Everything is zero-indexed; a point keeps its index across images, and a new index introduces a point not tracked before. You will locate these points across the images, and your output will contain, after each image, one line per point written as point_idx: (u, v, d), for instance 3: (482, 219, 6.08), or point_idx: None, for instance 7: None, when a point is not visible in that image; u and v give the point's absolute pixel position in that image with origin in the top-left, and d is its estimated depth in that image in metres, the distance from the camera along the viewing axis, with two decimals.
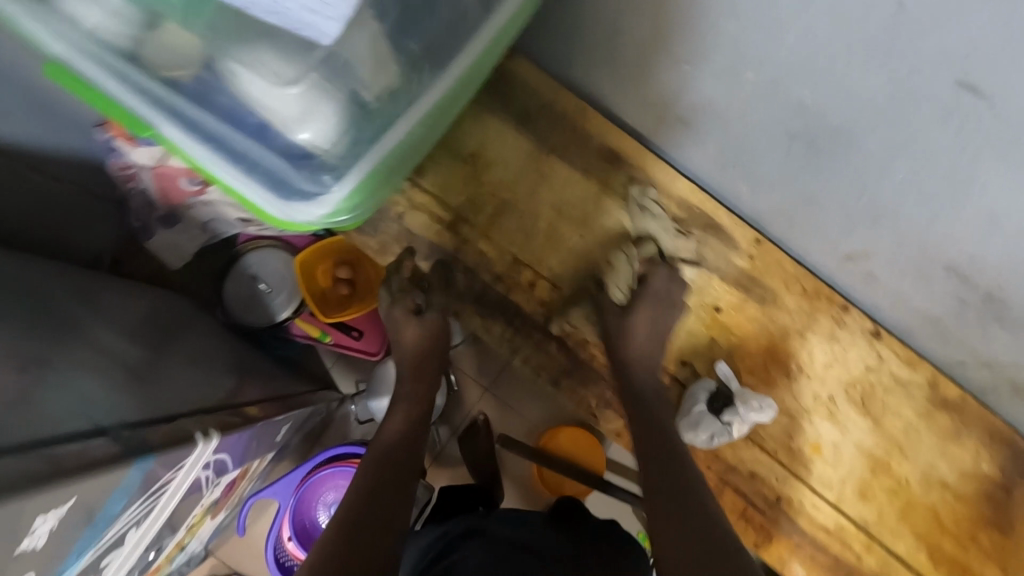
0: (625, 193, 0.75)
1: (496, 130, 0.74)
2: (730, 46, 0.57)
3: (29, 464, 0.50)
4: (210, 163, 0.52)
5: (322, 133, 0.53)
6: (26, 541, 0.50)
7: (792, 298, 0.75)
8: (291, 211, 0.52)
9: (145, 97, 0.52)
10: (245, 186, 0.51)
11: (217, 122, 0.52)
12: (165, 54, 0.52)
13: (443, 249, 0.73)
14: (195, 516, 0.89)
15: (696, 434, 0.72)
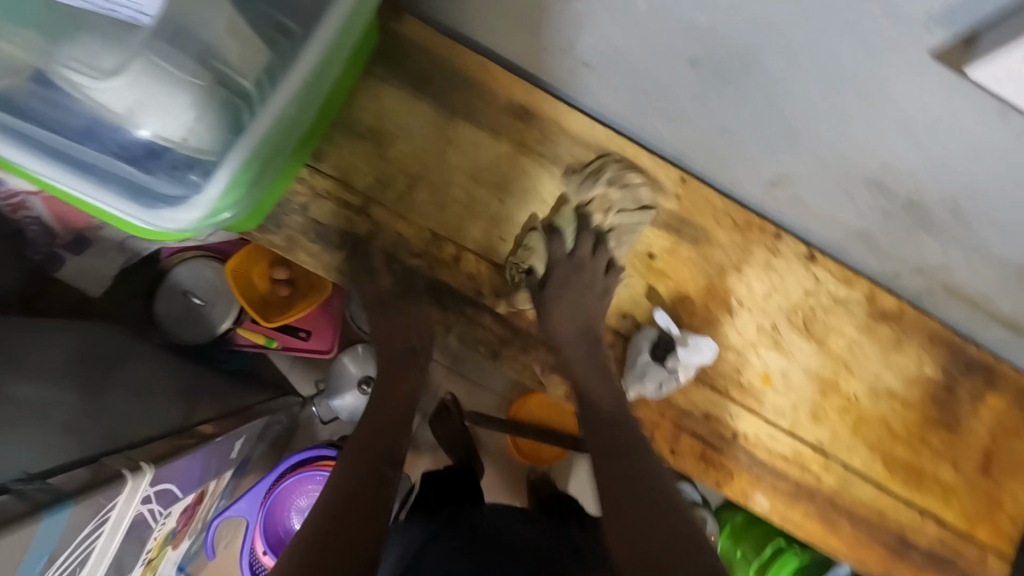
0: (542, 149, 0.71)
1: (394, 101, 0.69)
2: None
3: None
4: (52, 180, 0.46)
5: (182, 130, 0.45)
6: None
7: (724, 233, 0.74)
8: (157, 220, 0.47)
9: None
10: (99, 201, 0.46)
11: (43, 132, 0.46)
12: None
13: (355, 234, 0.68)
14: (151, 550, 0.84)
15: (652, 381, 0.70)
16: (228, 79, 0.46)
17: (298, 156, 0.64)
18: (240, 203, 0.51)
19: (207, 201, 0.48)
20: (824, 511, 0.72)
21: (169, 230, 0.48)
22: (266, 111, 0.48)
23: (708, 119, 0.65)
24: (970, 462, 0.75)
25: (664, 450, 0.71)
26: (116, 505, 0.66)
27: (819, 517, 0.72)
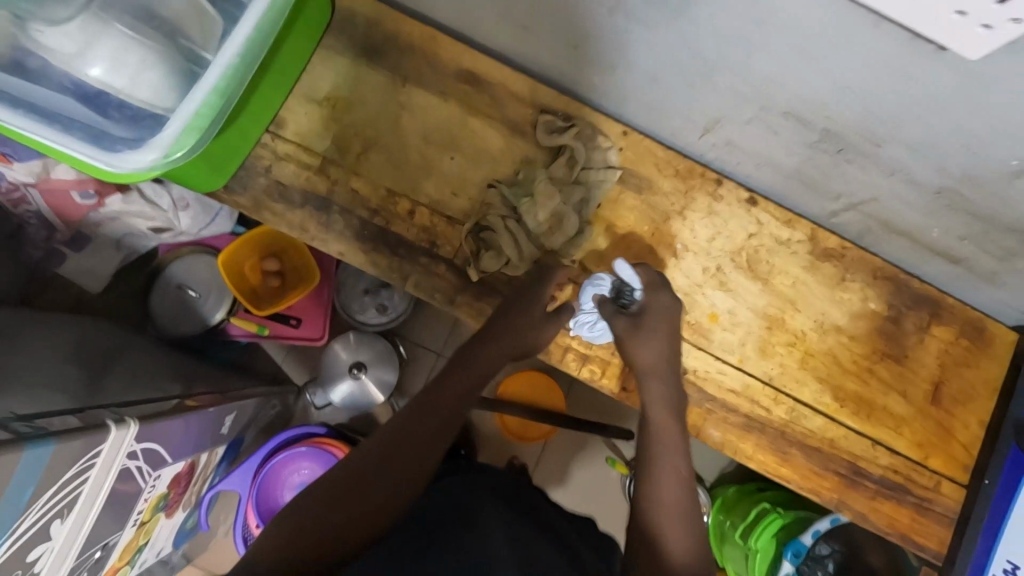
0: (489, 109, 0.76)
1: (347, 70, 0.74)
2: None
3: None
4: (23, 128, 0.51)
5: (131, 84, 0.53)
6: None
7: (667, 181, 0.77)
8: (118, 160, 0.51)
9: None
10: (66, 144, 0.51)
11: (22, 84, 0.54)
12: None
13: (316, 192, 0.73)
14: (143, 513, 0.89)
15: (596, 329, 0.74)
16: (192, 52, 0.55)
17: (255, 119, 0.69)
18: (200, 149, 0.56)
19: (165, 143, 0.52)
20: (774, 442, 0.75)
21: (131, 171, 0.52)
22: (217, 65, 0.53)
23: (635, 66, 0.69)
24: (919, 392, 0.77)
25: (615, 385, 0.75)
26: (101, 454, 0.71)
27: (769, 448, 0.75)
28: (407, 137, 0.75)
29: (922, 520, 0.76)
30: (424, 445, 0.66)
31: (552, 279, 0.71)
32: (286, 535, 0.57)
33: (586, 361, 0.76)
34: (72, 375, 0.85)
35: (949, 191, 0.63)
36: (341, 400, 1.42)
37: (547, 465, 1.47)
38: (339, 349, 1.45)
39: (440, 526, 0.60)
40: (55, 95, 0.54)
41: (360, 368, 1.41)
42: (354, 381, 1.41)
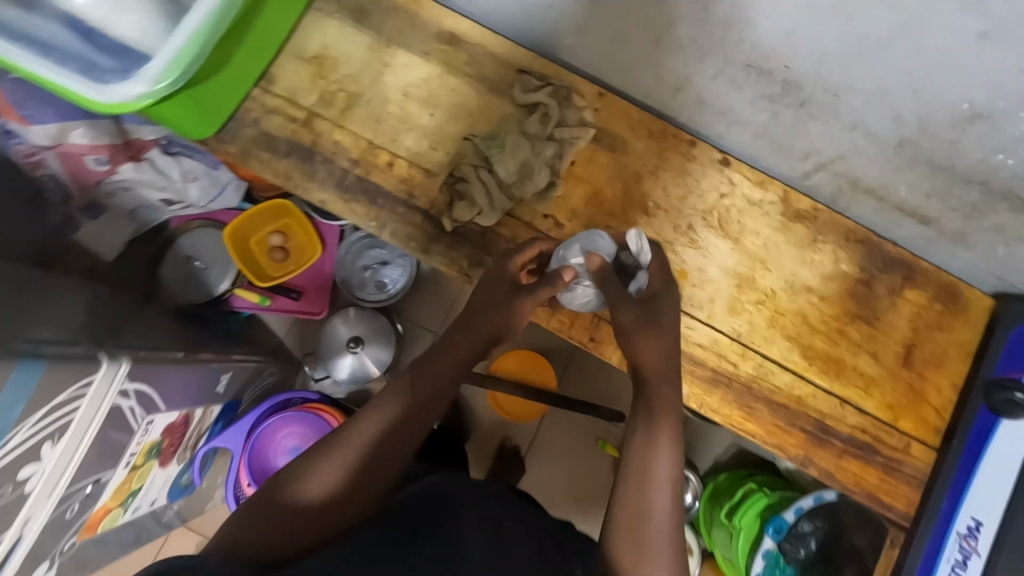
0: (468, 69, 0.79)
1: (334, 30, 0.79)
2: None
3: None
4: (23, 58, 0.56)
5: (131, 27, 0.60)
6: None
7: (639, 141, 0.80)
8: (107, 90, 0.56)
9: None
10: (61, 73, 0.56)
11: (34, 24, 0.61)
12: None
13: (301, 143, 0.77)
14: (136, 457, 0.93)
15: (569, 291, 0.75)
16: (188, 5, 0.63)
17: (245, 72, 0.74)
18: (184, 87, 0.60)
19: (150, 75, 0.57)
20: (741, 397, 0.76)
21: (118, 101, 0.57)
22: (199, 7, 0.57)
23: (604, 24, 0.71)
24: (890, 353, 0.77)
25: (583, 336, 0.78)
26: (92, 385, 0.75)
27: (736, 403, 0.76)
28: (389, 94, 0.79)
29: (892, 479, 0.76)
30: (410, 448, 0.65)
31: (534, 248, 0.73)
32: (268, 536, 0.57)
33: (556, 312, 0.78)
34: (104, 297, 0.92)
35: (909, 142, 0.64)
36: (342, 375, 1.45)
37: (541, 445, 1.49)
38: (339, 325, 1.48)
39: (429, 514, 0.57)
40: (54, 30, 0.60)
41: (357, 343, 1.44)
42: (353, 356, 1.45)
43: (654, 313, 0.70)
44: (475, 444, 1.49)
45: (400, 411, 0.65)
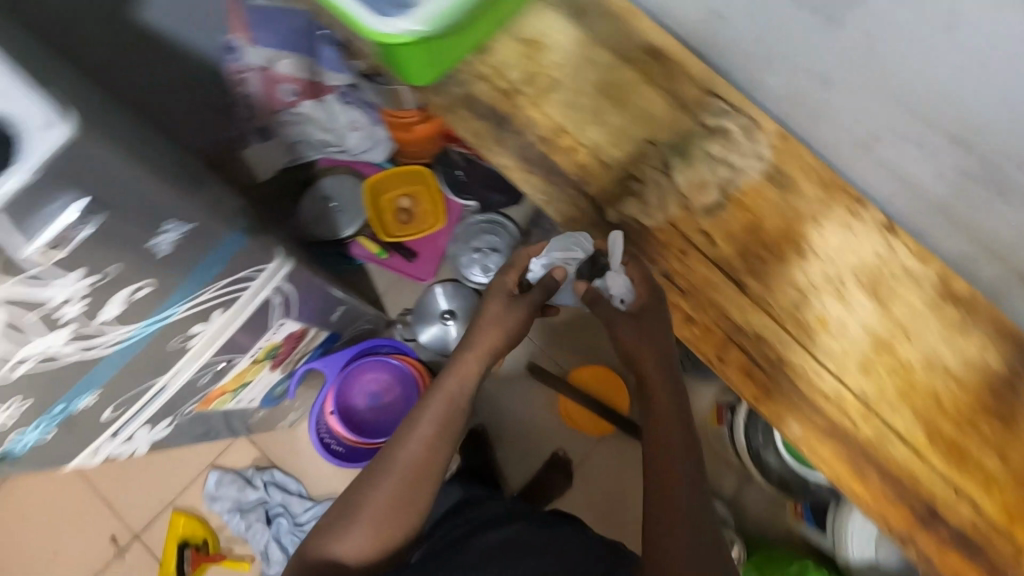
0: (663, 81, 0.84)
1: (551, 19, 0.86)
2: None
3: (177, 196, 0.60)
4: None
5: None
6: (158, 238, 0.60)
7: (810, 186, 0.81)
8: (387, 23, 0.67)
9: None
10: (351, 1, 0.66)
11: None
12: None
13: (500, 111, 0.84)
14: (259, 351, 1.01)
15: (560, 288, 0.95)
16: None
17: (473, 37, 0.82)
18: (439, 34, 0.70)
19: (422, 16, 0.68)
20: (854, 456, 0.76)
21: (390, 34, 0.67)
22: None
23: (812, 67, 0.74)
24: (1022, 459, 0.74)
25: (711, 353, 0.80)
26: (264, 271, 0.83)
27: (846, 460, 0.76)
28: (586, 87, 0.85)
29: None
30: (425, 476, 0.82)
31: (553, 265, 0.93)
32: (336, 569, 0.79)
33: (691, 322, 0.80)
34: None
35: None
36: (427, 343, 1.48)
37: (595, 462, 1.49)
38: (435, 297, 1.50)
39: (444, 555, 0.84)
40: None
41: (451, 315, 1.49)
42: (443, 327, 1.49)
43: (644, 316, 0.78)
44: (533, 445, 1.51)
45: (411, 445, 0.83)
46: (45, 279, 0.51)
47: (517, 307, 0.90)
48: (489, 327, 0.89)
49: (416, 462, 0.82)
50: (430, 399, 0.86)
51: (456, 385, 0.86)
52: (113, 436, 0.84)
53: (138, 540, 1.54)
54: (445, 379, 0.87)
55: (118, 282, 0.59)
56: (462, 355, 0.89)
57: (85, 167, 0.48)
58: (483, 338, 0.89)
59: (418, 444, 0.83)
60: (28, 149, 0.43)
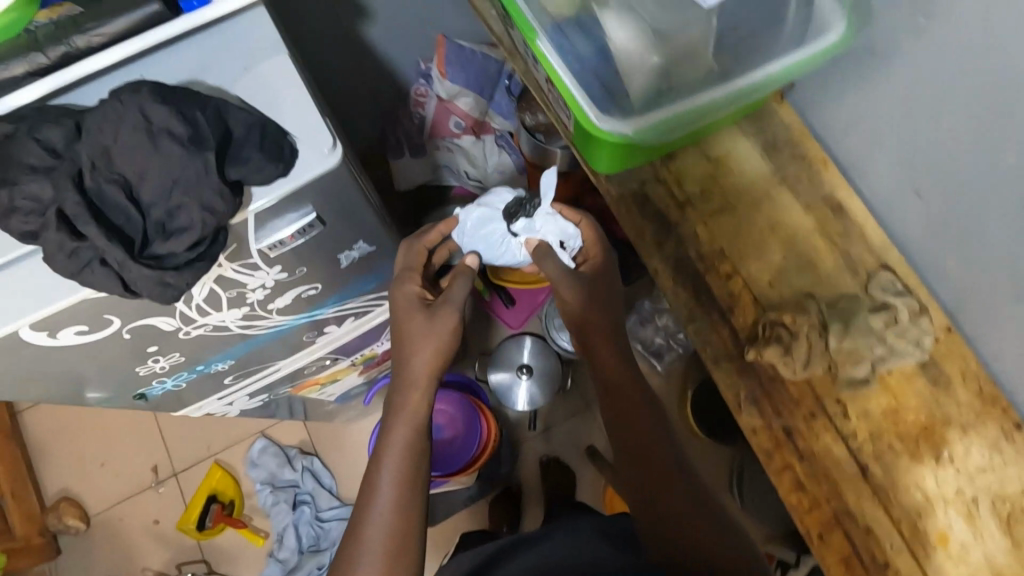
0: (839, 238, 0.83)
1: (741, 145, 0.87)
2: (988, 115, 0.65)
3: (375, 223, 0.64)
4: (561, 72, 0.73)
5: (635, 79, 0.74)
6: (346, 253, 0.64)
7: (965, 391, 0.76)
8: (606, 121, 0.71)
9: (539, 18, 0.75)
10: (579, 95, 0.72)
11: (568, 29, 0.75)
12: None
13: (668, 218, 0.85)
14: (359, 357, 1.04)
15: (516, 241, 0.79)
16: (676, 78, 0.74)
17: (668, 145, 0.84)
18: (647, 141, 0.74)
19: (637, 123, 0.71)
20: None
21: (603, 130, 0.71)
22: (701, 96, 0.71)
23: (1009, 279, 0.71)
24: None
25: (812, 529, 0.75)
26: None
27: None
28: (759, 221, 0.84)
29: None
30: (400, 563, 0.62)
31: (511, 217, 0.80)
32: None
33: (799, 489, 0.77)
34: None
35: None
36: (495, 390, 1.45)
37: None
38: (514, 349, 1.47)
39: None
40: (580, 48, 0.74)
41: (526, 371, 1.45)
42: (515, 379, 1.45)
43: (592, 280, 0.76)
44: None
45: (377, 512, 0.63)
46: (255, 269, 0.56)
47: (440, 315, 0.70)
48: (415, 354, 0.69)
49: (385, 542, 0.62)
50: (387, 442, 0.67)
51: (405, 416, 0.68)
52: (219, 399, 0.89)
53: (174, 478, 1.54)
54: (394, 423, 0.68)
55: (301, 281, 0.63)
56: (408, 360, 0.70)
57: (331, 191, 0.52)
58: (418, 364, 0.69)
59: (383, 509, 0.63)
60: (300, 164, 0.47)
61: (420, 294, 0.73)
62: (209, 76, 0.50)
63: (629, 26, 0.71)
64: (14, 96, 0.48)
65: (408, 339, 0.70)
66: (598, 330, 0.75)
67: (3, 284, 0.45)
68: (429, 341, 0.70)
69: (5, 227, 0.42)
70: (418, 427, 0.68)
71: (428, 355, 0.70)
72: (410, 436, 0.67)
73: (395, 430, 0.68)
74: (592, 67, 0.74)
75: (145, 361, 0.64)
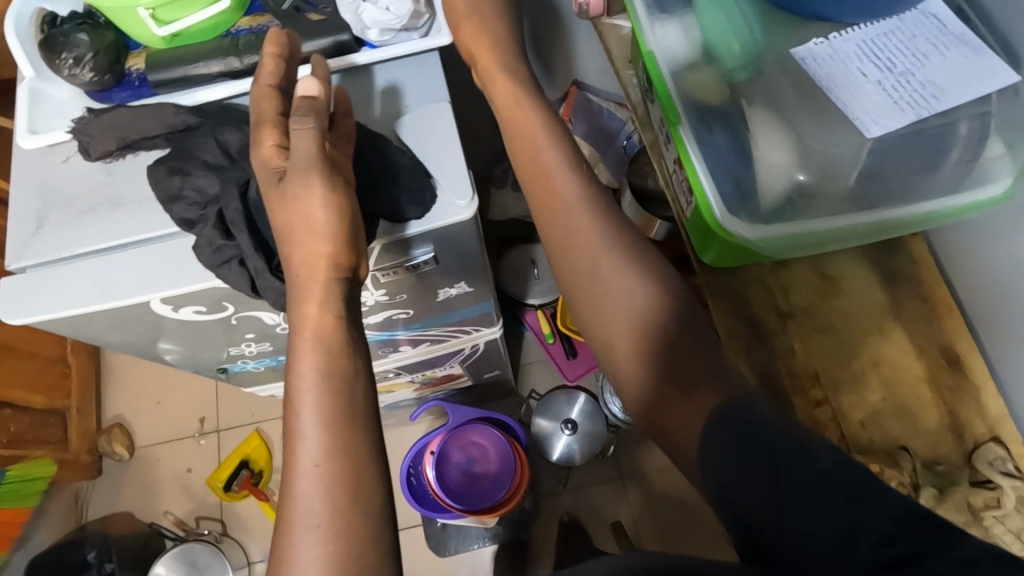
0: (949, 394, 0.76)
1: (858, 269, 0.83)
2: None
3: (479, 269, 0.65)
4: (696, 162, 0.74)
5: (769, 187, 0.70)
6: (446, 290, 0.67)
7: None
8: (730, 219, 0.71)
9: (684, 105, 0.76)
10: (709, 188, 0.73)
11: (710, 122, 0.75)
12: (716, 95, 0.75)
13: (763, 326, 0.81)
14: (419, 375, 1.04)
15: (373, 5, 0.54)
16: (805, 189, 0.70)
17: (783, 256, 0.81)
18: (770, 248, 0.72)
19: (765, 231, 0.70)
20: None
21: (728, 228, 0.71)
22: (840, 219, 0.70)
23: None
24: None
25: None
26: (480, 330, 0.88)
27: None
28: (862, 355, 0.79)
29: None
30: (353, 552, 0.39)
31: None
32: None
33: None
34: None
35: None
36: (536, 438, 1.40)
37: None
38: (563, 402, 1.40)
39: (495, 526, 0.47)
40: (720, 144, 0.74)
41: (572, 427, 1.37)
42: (558, 434, 1.38)
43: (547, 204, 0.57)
44: None
45: (308, 469, 0.40)
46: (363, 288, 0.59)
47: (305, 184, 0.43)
48: (305, 235, 0.43)
49: (325, 533, 0.39)
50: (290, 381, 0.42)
51: (312, 333, 0.43)
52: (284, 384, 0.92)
53: (216, 433, 1.59)
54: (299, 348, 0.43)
55: (396, 305, 0.66)
56: (304, 246, 0.43)
57: (451, 237, 0.55)
58: (311, 248, 0.43)
59: (309, 479, 0.40)
60: (437, 209, 0.51)
61: (276, 147, 0.45)
62: (373, 115, 0.55)
63: (776, 129, 0.69)
64: (204, 92, 0.53)
65: (288, 217, 0.43)
66: (605, 294, 0.53)
67: (148, 257, 0.50)
68: (308, 217, 0.43)
69: (168, 210, 0.49)
70: (332, 353, 0.43)
71: (319, 240, 0.43)
72: (321, 367, 0.42)
73: (301, 357, 0.42)
74: (728, 163, 0.73)
75: (237, 342, 0.68)
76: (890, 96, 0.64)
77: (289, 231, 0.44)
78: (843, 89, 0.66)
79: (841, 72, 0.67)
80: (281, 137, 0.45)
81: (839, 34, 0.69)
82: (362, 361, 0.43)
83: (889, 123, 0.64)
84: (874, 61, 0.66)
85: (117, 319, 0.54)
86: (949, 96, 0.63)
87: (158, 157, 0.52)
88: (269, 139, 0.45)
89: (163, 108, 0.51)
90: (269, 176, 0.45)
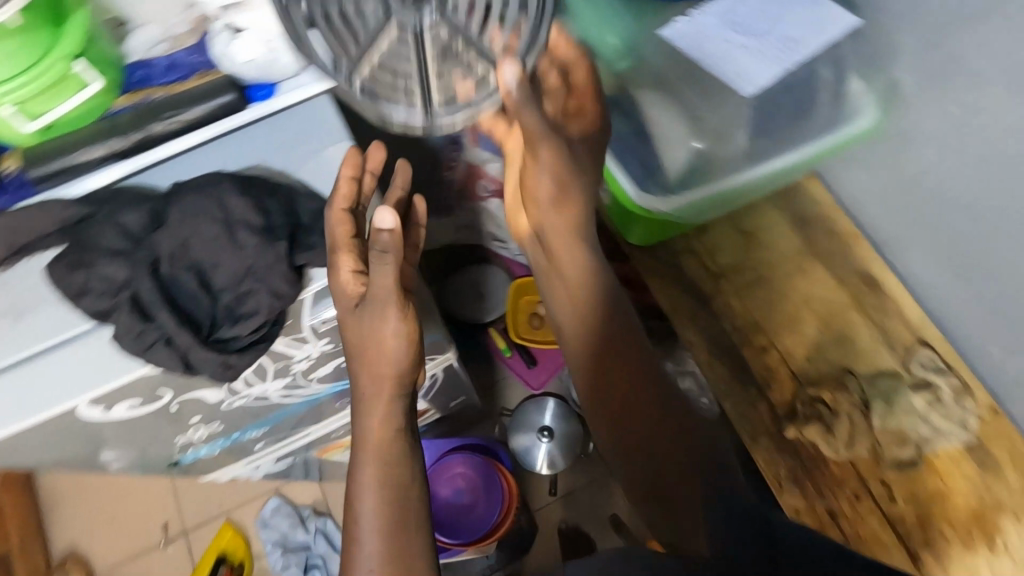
0: (875, 313, 0.81)
1: (771, 218, 0.87)
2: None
3: None
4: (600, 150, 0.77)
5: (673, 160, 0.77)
6: None
7: (1015, 474, 0.73)
8: (642, 196, 0.75)
9: None
10: (617, 170, 0.76)
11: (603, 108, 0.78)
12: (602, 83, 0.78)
13: (699, 287, 0.85)
14: None
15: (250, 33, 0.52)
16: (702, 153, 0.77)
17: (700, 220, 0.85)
18: (688, 214, 0.76)
19: (677, 201, 0.74)
20: None
21: (643, 206, 0.75)
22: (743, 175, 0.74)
23: None
24: None
25: None
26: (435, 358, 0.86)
27: None
28: (793, 294, 0.83)
29: None
30: None
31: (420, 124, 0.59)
32: None
33: None
34: None
35: None
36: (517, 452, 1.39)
37: None
38: (534, 411, 1.41)
39: None
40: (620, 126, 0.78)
41: (549, 434, 1.38)
42: (536, 443, 1.38)
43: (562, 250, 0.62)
44: None
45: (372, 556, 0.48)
46: (303, 342, 0.57)
47: (377, 311, 0.50)
48: (377, 357, 0.51)
49: None
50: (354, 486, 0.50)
51: (372, 447, 0.51)
52: (246, 463, 0.88)
53: (182, 536, 1.46)
54: (363, 459, 0.51)
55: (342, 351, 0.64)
56: (376, 366, 0.51)
57: None
58: (383, 357, 0.51)
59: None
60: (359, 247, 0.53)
61: (354, 275, 0.50)
62: (270, 160, 0.55)
63: (669, 104, 0.76)
64: (93, 179, 0.52)
65: (363, 340, 0.51)
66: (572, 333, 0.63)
67: (61, 361, 0.47)
68: (381, 345, 0.51)
69: (77, 304, 0.47)
70: (390, 465, 0.51)
71: (385, 358, 0.51)
72: (382, 477, 0.50)
73: (363, 469, 0.50)
74: (631, 143, 0.77)
75: (185, 429, 0.65)
76: (757, 56, 0.70)
77: (362, 350, 0.52)
78: (716, 56, 0.71)
79: (710, 42, 0.72)
80: (358, 267, 0.50)
81: (698, 9, 0.73)
82: (418, 472, 0.52)
83: (761, 80, 0.70)
84: (735, 26, 0.71)
85: (43, 435, 0.51)
86: (805, 47, 0.70)
87: (56, 255, 0.50)
88: (348, 267, 0.50)
89: (48, 204, 0.49)
90: (348, 302, 0.51)
